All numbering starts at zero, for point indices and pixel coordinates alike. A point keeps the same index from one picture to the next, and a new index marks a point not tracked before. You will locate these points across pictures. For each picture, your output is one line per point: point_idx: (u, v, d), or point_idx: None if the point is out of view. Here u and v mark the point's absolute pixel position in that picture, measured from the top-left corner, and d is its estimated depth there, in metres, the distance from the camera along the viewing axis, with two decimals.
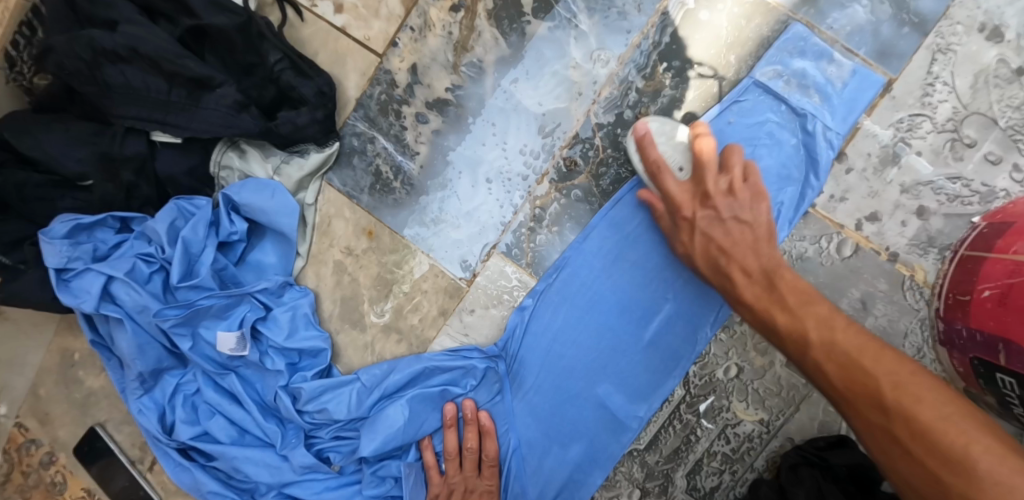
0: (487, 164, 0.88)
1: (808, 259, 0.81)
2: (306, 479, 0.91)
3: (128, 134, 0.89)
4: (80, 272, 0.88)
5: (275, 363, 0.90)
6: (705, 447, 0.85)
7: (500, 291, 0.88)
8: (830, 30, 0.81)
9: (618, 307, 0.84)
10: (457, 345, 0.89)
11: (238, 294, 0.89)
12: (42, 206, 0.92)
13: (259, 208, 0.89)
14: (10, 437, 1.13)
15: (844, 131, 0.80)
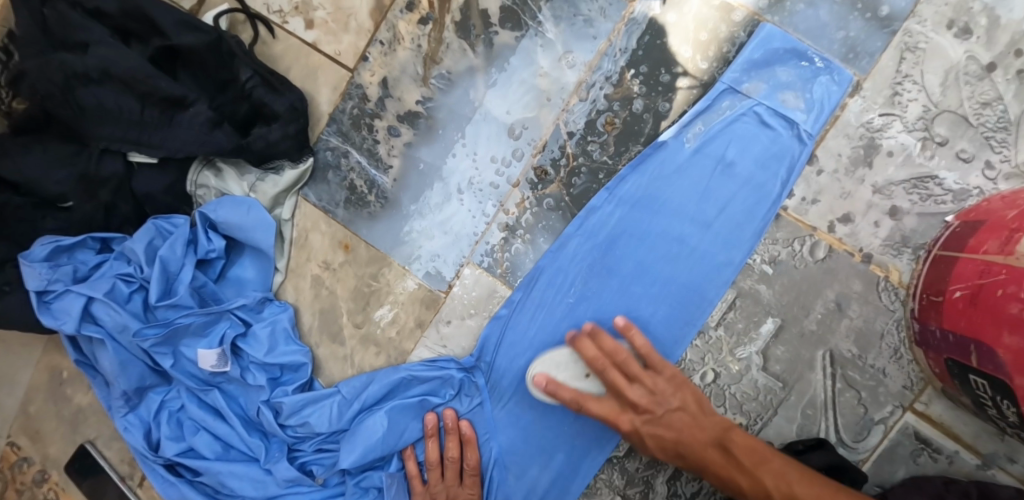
0: (460, 175, 0.88)
1: (780, 262, 0.81)
2: (290, 493, 0.92)
3: (104, 154, 0.91)
4: (60, 293, 0.88)
5: (256, 378, 0.91)
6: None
7: (476, 301, 0.88)
8: (796, 31, 0.80)
9: (594, 313, 0.84)
10: (435, 355, 0.90)
11: (216, 311, 0.89)
12: (25, 226, 0.93)
13: (235, 225, 0.89)
14: (4, 456, 1.15)
15: (815, 130, 0.79)
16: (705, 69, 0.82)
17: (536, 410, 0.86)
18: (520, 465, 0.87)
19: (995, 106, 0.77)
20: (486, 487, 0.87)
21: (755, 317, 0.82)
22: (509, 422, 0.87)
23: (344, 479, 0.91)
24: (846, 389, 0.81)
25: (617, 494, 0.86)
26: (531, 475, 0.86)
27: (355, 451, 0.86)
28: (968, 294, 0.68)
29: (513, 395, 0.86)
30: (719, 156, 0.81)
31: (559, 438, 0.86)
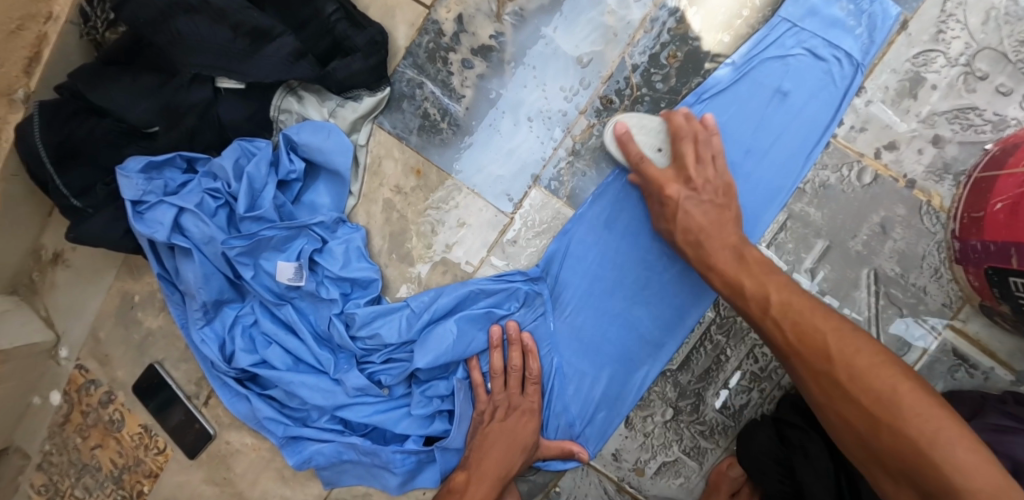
0: (529, 104, 0.94)
1: (830, 186, 0.87)
2: (358, 403, 0.98)
3: (193, 82, 0.97)
4: (153, 205, 0.95)
5: (330, 292, 0.97)
6: (735, 366, 0.92)
7: (541, 221, 0.95)
8: None
9: (651, 234, 0.91)
10: (500, 273, 0.96)
11: (297, 227, 0.95)
12: (110, 152, 1.03)
13: (316, 148, 0.96)
14: (72, 379, 1.21)
15: (864, 65, 0.86)
16: (762, 8, 0.89)
17: (596, 323, 0.93)
18: (579, 375, 0.94)
19: None
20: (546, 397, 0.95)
21: (805, 238, 0.88)
22: (568, 336, 0.93)
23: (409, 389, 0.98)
24: (889, 308, 0.87)
25: (670, 405, 0.94)
26: (589, 384, 0.93)
27: (426, 359, 0.93)
28: (776, 322, 0.76)
29: (574, 308, 0.93)
30: (775, 87, 0.88)
31: (616, 350, 0.93)
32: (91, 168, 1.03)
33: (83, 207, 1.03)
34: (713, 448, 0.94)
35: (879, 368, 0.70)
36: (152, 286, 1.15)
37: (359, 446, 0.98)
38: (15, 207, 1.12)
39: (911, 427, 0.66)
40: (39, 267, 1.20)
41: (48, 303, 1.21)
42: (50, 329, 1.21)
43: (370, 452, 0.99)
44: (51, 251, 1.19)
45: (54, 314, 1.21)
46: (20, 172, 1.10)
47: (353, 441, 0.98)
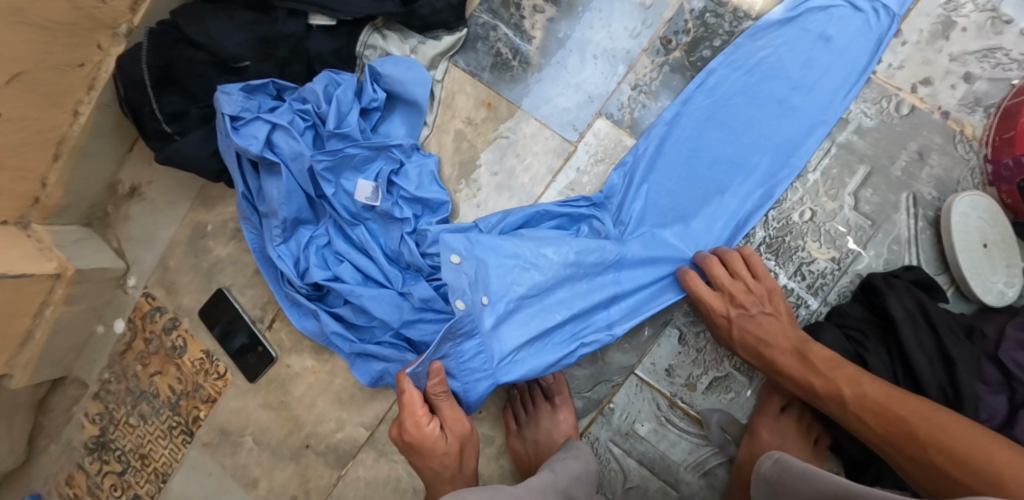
0: (595, 44, 1.04)
1: (871, 118, 0.96)
2: (422, 320, 1.04)
3: (288, 17, 1.06)
4: (248, 121, 1.03)
5: (404, 211, 1.04)
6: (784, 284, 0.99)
7: (603, 150, 1.03)
8: None
9: (710, 159, 0.98)
10: (565, 198, 1.03)
11: (378, 147, 1.04)
12: (200, 81, 1.11)
13: (398, 79, 1.05)
14: (138, 307, 1.27)
15: (901, 12, 0.95)
16: None
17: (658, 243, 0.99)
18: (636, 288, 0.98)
19: None
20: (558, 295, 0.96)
21: (849, 165, 0.96)
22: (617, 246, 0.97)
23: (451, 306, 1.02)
24: (927, 229, 0.96)
25: None
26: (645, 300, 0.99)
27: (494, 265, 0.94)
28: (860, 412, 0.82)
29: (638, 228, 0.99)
30: (820, 32, 0.97)
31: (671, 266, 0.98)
32: (185, 97, 1.12)
33: (173, 133, 1.11)
34: None
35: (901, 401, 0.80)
36: (224, 216, 1.22)
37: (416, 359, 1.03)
38: (101, 136, 1.20)
39: (889, 396, 0.81)
40: (115, 200, 1.28)
41: (121, 234, 1.28)
42: (121, 259, 1.27)
43: None
44: (128, 185, 1.27)
45: (126, 244, 1.28)
46: (113, 103, 1.18)
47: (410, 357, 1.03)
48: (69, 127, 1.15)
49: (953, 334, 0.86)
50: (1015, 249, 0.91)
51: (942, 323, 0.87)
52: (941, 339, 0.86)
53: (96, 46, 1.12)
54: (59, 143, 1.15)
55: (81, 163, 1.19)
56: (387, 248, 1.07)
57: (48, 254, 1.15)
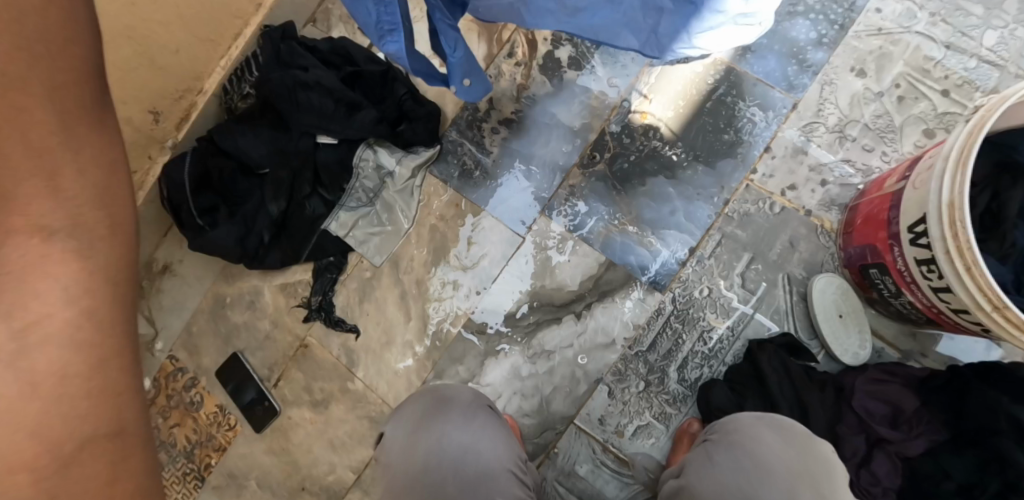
0: (539, 157, 1.33)
1: (750, 215, 1.24)
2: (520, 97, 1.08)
3: (301, 136, 1.36)
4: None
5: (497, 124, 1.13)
6: (689, 350, 1.23)
7: (546, 240, 1.30)
8: (757, 75, 1.28)
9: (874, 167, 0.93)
10: (517, 277, 1.30)
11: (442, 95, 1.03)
12: (229, 184, 1.40)
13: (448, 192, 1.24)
14: (162, 368, 1.51)
15: (767, 136, 1.26)
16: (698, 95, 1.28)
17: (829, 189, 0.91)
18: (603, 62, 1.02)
19: (885, 118, 1.24)
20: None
21: (734, 251, 1.23)
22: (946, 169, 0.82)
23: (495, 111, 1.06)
24: (799, 301, 1.21)
25: (642, 379, 1.24)
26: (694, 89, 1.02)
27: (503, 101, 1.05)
28: None
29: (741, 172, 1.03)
30: (704, 150, 1.27)
31: None
32: (216, 197, 1.40)
33: (203, 224, 1.39)
34: (676, 413, 1.22)
35: None
36: (241, 289, 1.46)
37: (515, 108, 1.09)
38: (145, 224, 1.49)
39: None
40: (149, 276, 1.54)
41: (152, 305, 1.53)
42: (151, 326, 1.52)
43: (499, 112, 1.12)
44: (161, 262, 1.53)
45: (155, 313, 1.53)
46: (155, 199, 1.47)
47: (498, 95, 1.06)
48: None
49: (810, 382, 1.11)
50: (863, 317, 1.16)
51: (799, 376, 1.11)
52: (798, 390, 1.10)
53: (148, 156, 1.42)
54: None
55: None
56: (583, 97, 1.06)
57: None
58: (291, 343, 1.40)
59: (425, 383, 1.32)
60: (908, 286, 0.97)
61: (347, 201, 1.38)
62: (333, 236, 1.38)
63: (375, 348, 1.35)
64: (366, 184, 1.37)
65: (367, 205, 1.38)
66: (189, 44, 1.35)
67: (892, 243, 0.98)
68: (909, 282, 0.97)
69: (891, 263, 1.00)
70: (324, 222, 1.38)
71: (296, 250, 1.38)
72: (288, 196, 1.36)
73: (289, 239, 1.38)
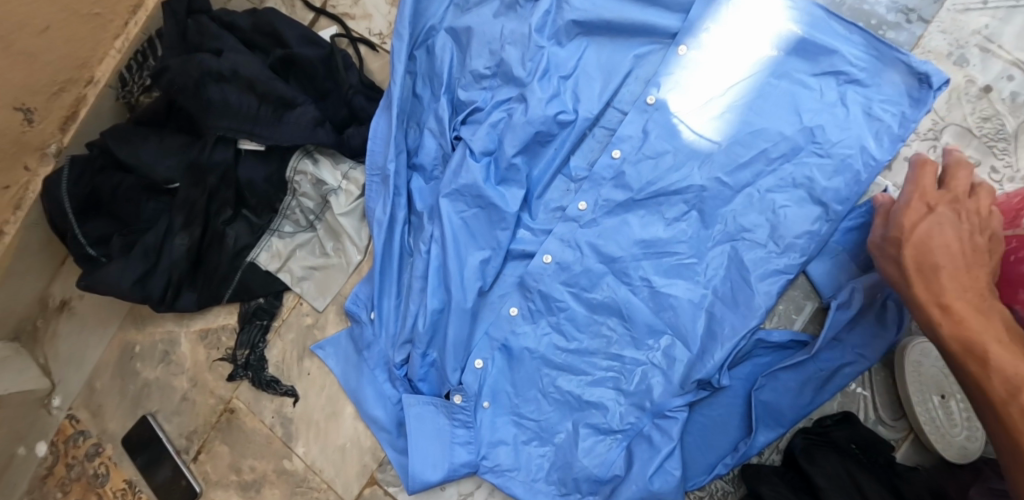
0: (547, 161, 0.98)
1: (835, 256, 0.89)
2: (484, 274, 0.96)
3: (218, 144, 1.03)
4: (431, 368, 0.98)
5: (497, 332, 0.96)
6: (729, 445, 0.89)
7: (561, 280, 0.94)
8: (869, 52, 0.88)
9: (854, 326, 0.87)
10: (517, 327, 0.95)
11: (444, 368, 0.96)
12: (129, 207, 1.08)
13: (423, 329, 0.96)
14: (61, 429, 1.22)
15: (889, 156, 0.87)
16: (774, 61, 0.90)
17: (822, 377, 0.87)
18: (551, 274, 0.94)
19: (994, 121, 0.89)
20: (577, 332, 0.93)
21: (795, 300, 0.92)
22: (807, 397, 0.87)
23: (476, 319, 0.97)
24: (881, 370, 0.90)
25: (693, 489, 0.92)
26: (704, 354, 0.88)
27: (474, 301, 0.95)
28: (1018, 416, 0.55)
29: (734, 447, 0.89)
30: (800, 159, 0.89)
31: (725, 416, 0.90)
32: (113, 221, 1.09)
33: (97, 256, 1.07)
34: None
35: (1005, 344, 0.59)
36: (153, 337, 1.16)
37: (526, 304, 0.95)
38: (33, 253, 1.17)
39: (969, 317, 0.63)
40: (44, 314, 1.23)
41: (48, 351, 1.24)
42: (45, 377, 1.23)
43: (533, 315, 0.95)
44: (57, 299, 1.22)
45: (52, 361, 1.23)
46: (40, 222, 1.15)
47: (449, 263, 0.95)
48: None
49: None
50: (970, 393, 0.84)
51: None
52: None
53: (23, 167, 1.09)
54: None
55: (7, 282, 1.15)
56: (521, 249, 0.97)
57: None
58: (213, 407, 1.10)
59: (381, 465, 1.01)
60: None
61: (282, 226, 1.07)
62: (263, 270, 1.07)
63: (319, 419, 1.05)
64: (305, 204, 1.06)
65: (307, 230, 1.07)
66: (62, 20, 1.02)
67: None
68: None
69: None
70: (251, 253, 1.06)
71: (215, 291, 1.07)
72: (203, 224, 1.04)
73: (206, 280, 1.07)
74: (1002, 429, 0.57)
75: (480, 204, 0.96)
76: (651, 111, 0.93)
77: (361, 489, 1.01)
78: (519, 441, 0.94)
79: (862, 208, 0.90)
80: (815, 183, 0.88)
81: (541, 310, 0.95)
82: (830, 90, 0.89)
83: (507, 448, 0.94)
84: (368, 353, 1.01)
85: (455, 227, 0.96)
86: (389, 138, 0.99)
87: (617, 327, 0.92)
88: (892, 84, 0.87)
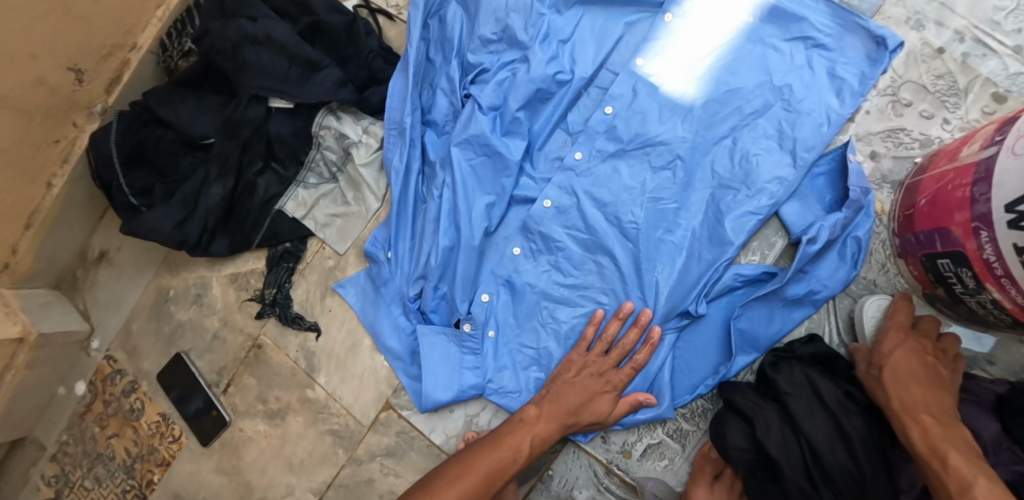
0: (547, 116, 1.08)
1: (805, 197, 1.00)
2: (490, 216, 1.07)
3: (251, 101, 1.14)
4: (442, 301, 1.09)
5: (502, 268, 1.06)
6: (710, 367, 1.00)
7: (560, 220, 1.04)
8: (833, 21, 1.00)
9: (821, 258, 0.97)
10: (519, 263, 1.06)
11: (453, 300, 1.07)
12: (168, 159, 1.19)
13: (435, 264, 1.07)
14: (99, 369, 1.32)
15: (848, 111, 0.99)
16: (749, 27, 1.02)
17: (787, 305, 0.98)
18: (550, 216, 1.04)
19: (947, 79, 1.00)
20: (573, 268, 1.03)
21: (767, 238, 1.02)
22: (777, 321, 0.98)
23: (481, 257, 1.07)
24: (844, 298, 1.01)
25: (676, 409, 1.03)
26: (686, 284, 0.98)
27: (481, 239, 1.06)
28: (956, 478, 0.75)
29: (713, 369, 1.00)
30: (772, 113, 1.00)
31: (705, 341, 1.01)
32: (153, 173, 1.21)
33: (140, 205, 1.20)
34: (694, 431, 1.03)
35: (918, 390, 0.84)
36: (187, 281, 1.27)
37: (528, 243, 1.06)
38: (77, 205, 1.28)
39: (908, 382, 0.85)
40: (85, 263, 1.34)
41: (88, 298, 1.34)
42: (85, 322, 1.33)
43: (532, 254, 1.05)
44: (98, 249, 1.33)
45: (91, 307, 1.34)
46: (85, 176, 1.25)
47: (459, 206, 1.06)
48: (43, 198, 1.22)
49: (852, 415, 0.88)
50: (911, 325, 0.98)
51: (834, 403, 0.89)
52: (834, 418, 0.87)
53: (72, 124, 1.20)
54: (32, 213, 1.22)
55: (55, 230, 1.26)
56: (522, 194, 1.08)
57: (13, 318, 1.20)
58: (242, 344, 1.21)
59: (396, 391, 1.12)
60: (998, 282, 0.77)
61: (307, 178, 1.18)
62: (290, 218, 1.18)
63: (340, 351, 1.16)
64: (328, 157, 1.17)
65: (330, 182, 1.19)
66: None
67: (978, 226, 0.78)
68: (1001, 277, 0.77)
69: (974, 252, 0.80)
70: (279, 202, 1.18)
71: (245, 237, 1.19)
72: (236, 175, 1.15)
73: (238, 225, 1.18)
74: (949, 476, 0.76)
75: (486, 153, 1.07)
76: (639, 71, 1.04)
77: (377, 414, 1.13)
78: (521, 367, 1.05)
79: (828, 156, 1.01)
80: (784, 134, 0.99)
81: (541, 248, 1.05)
82: (799, 54, 1.00)
83: (509, 372, 1.05)
84: (384, 290, 1.11)
85: (465, 175, 1.07)
86: (405, 96, 1.10)
87: (609, 264, 1.02)
88: (854, 49, 0.99)
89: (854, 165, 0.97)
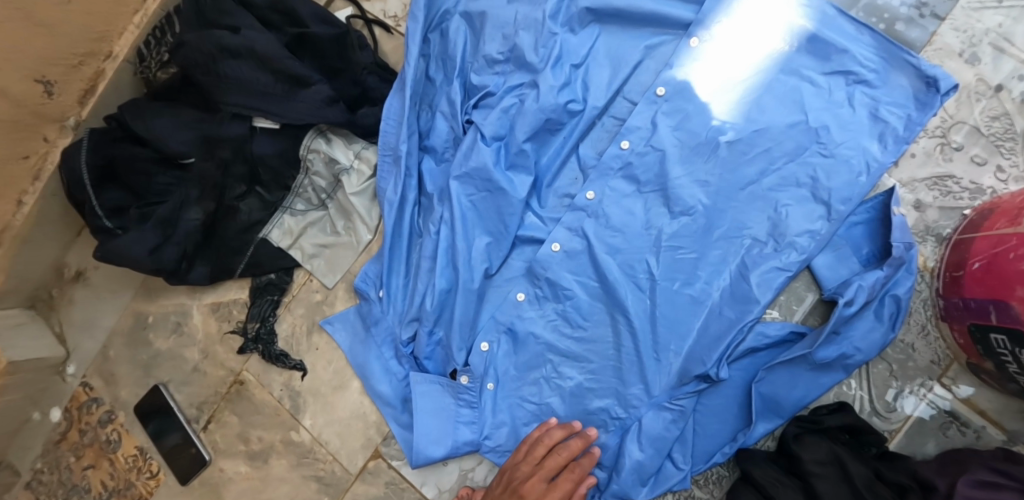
0: (556, 146, 0.99)
1: (839, 250, 0.90)
2: (492, 257, 0.98)
3: (232, 119, 1.04)
4: (437, 346, 1.00)
5: (503, 314, 0.97)
6: (728, 434, 0.92)
7: (566, 265, 0.95)
8: (878, 54, 0.89)
9: (857, 319, 0.87)
10: (522, 310, 0.97)
11: (448, 345, 0.98)
12: (141, 178, 1.09)
13: (430, 308, 0.98)
14: (75, 396, 1.25)
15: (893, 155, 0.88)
16: (783, 59, 0.91)
17: (817, 370, 0.89)
18: (556, 261, 0.95)
19: (1004, 120, 0.90)
20: (579, 318, 0.95)
21: (795, 291, 0.94)
22: (803, 386, 0.89)
23: (481, 302, 0.99)
24: (880, 361, 0.92)
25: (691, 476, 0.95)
26: (704, 345, 0.90)
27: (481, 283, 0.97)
28: None
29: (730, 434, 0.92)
30: (804, 156, 0.90)
31: (724, 404, 0.92)
32: (127, 192, 1.11)
33: (112, 228, 1.09)
34: (707, 498, 0.95)
35: None
36: (166, 308, 1.19)
37: (532, 289, 0.97)
38: (50, 223, 1.19)
39: None
40: (59, 284, 1.25)
41: (63, 319, 1.26)
42: (60, 345, 1.25)
43: (534, 299, 0.97)
44: (73, 269, 1.24)
45: (66, 329, 1.26)
46: (58, 193, 1.16)
47: (456, 244, 0.97)
48: (12, 216, 1.13)
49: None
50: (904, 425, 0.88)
51: (863, 485, 0.80)
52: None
53: (42, 138, 1.12)
54: None
55: (26, 250, 1.17)
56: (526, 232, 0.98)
57: None
58: (224, 379, 1.13)
59: (385, 439, 1.04)
60: None
61: (294, 204, 1.09)
62: (275, 246, 1.10)
63: (327, 392, 1.08)
64: (317, 183, 1.08)
65: (319, 209, 1.10)
66: None
67: None
68: None
69: None
70: (263, 229, 1.09)
71: (227, 264, 1.10)
72: (216, 198, 1.06)
73: (219, 252, 1.09)
74: None
75: (488, 187, 0.97)
76: (659, 102, 0.93)
77: (365, 462, 1.05)
78: (521, 422, 0.97)
79: (867, 204, 0.91)
80: (817, 182, 0.89)
81: (547, 294, 0.96)
82: (839, 90, 0.90)
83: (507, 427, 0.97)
84: (375, 330, 1.03)
85: (464, 211, 0.98)
86: (401, 120, 1.00)
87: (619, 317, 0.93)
88: (902, 87, 0.89)
89: (898, 218, 0.87)
